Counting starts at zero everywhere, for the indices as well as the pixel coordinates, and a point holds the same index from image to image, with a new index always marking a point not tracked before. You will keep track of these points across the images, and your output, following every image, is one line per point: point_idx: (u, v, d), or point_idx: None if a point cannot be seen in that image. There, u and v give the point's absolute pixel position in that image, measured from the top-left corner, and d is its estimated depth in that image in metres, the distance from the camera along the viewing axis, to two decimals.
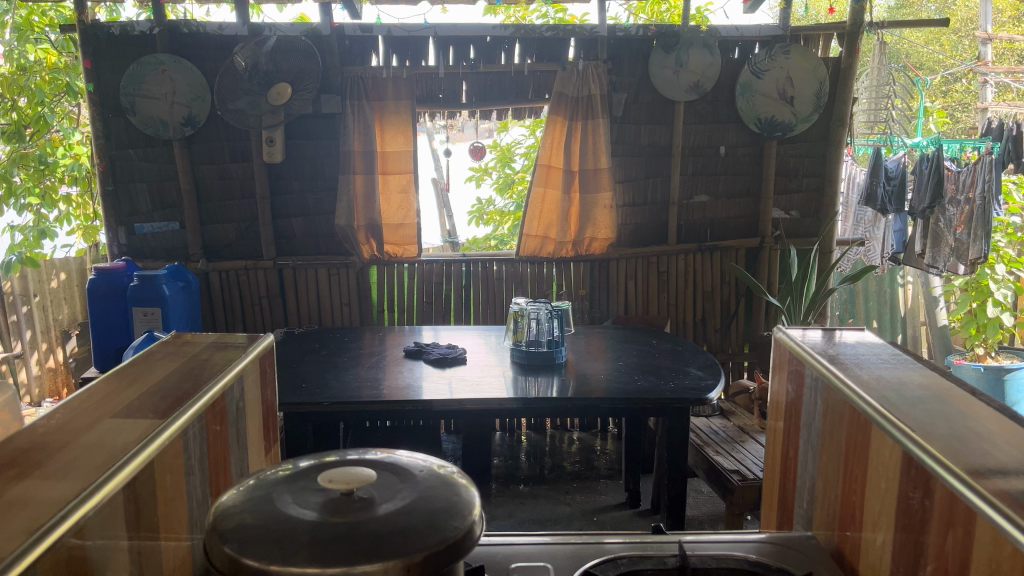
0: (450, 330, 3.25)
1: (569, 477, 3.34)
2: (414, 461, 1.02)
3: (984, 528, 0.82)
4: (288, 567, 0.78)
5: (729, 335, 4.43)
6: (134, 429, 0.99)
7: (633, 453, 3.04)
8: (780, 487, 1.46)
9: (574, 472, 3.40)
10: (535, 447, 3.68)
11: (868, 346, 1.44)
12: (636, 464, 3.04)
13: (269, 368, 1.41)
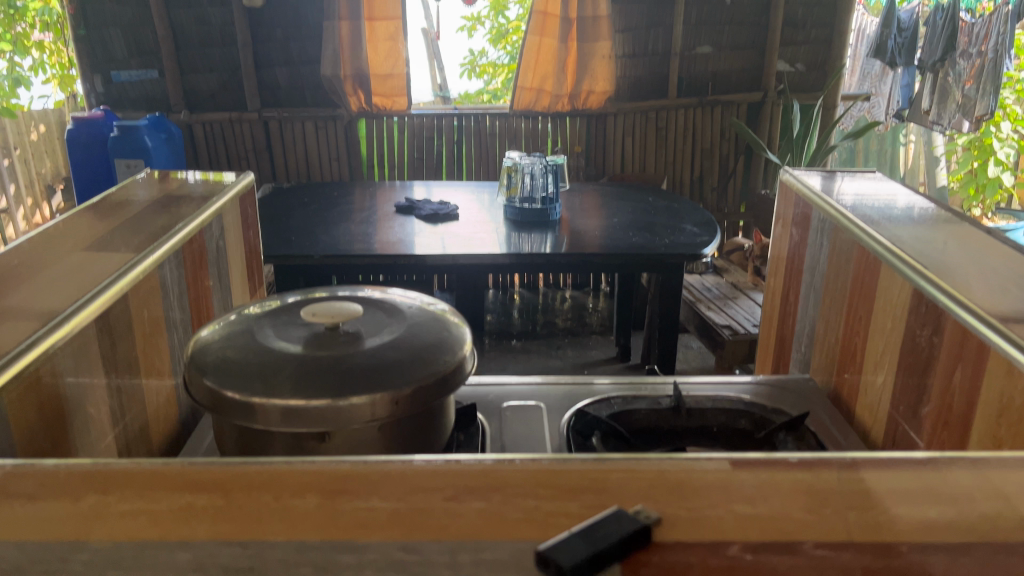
0: (443, 186, 3.09)
1: (561, 334, 3.34)
2: (402, 298, 0.98)
3: (996, 361, 0.78)
4: (271, 399, 0.75)
5: (729, 195, 4.33)
6: (106, 261, 0.93)
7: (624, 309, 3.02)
8: (777, 333, 1.44)
9: (566, 329, 3.40)
10: (528, 304, 3.67)
11: (878, 186, 1.36)
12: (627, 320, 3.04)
13: (250, 209, 1.34)
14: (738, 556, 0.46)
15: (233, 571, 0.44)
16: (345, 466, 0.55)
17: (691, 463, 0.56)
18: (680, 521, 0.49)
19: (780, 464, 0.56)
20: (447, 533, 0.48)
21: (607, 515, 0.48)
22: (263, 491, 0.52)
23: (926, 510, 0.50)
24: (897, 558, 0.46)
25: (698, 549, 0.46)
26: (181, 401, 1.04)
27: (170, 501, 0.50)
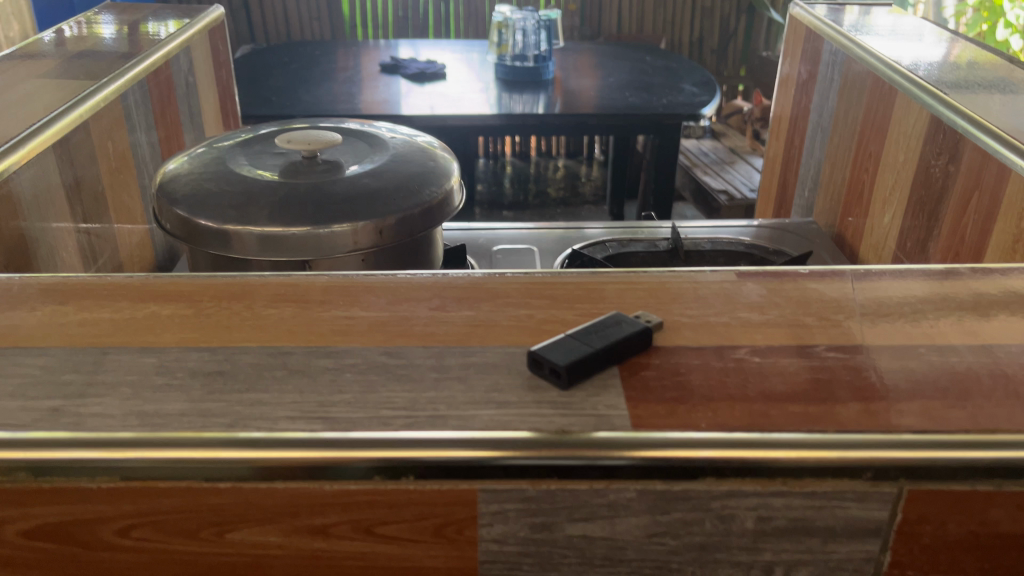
0: (428, 44, 2.83)
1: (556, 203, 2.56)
2: (385, 129, 0.91)
3: (1015, 186, 0.73)
4: (246, 226, 0.70)
5: (742, 58, 3.68)
6: (63, 88, 0.86)
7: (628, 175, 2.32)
8: (781, 178, 1.38)
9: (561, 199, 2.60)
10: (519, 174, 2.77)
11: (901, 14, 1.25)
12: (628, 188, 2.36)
13: (220, 46, 1.25)
14: (747, 358, 0.42)
15: (201, 375, 0.41)
16: (320, 278, 0.51)
17: (697, 274, 0.51)
18: (686, 326, 0.45)
19: (793, 274, 0.51)
20: (431, 338, 0.44)
21: (607, 318, 0.44)
22: (233, 301, 0.48)
23: (949, 314, 0.47)
24: (918, 360, 0.42)
25: (702, 353, 0.43)
26: (157, 243, 0.99)
27: (133, 310, 0.47)
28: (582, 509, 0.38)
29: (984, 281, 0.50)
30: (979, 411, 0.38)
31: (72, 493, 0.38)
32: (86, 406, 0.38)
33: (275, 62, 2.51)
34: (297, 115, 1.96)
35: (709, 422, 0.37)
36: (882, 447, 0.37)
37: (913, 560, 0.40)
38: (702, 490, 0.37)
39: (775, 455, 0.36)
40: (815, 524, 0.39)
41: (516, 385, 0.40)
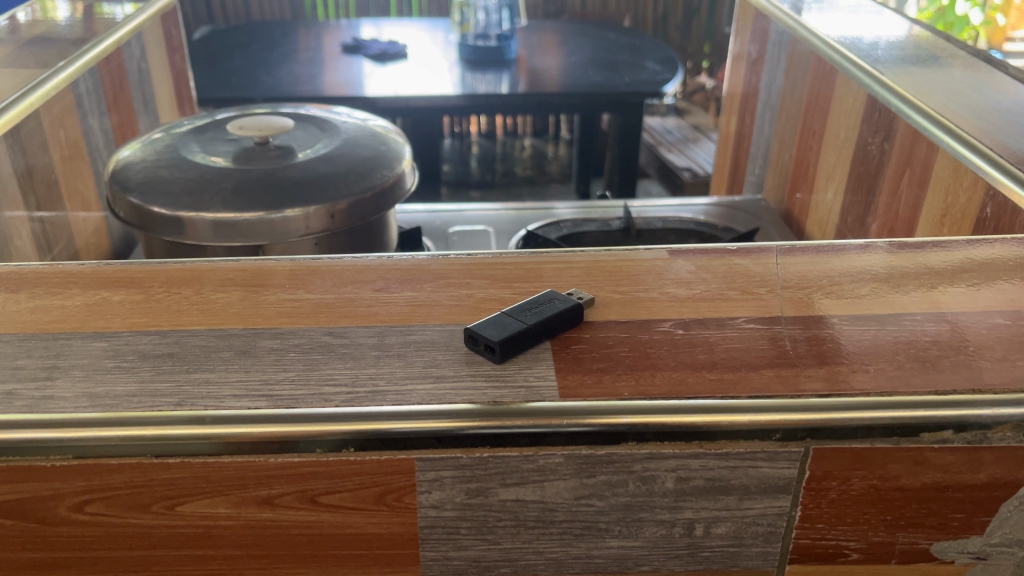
0: (390, 22, 2.81)
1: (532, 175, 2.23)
2: (341, 113, 0.92)
3: (942, 163, 0.76)
4: (199, 212, 0.71)
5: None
6: (12, 77, 0.86)
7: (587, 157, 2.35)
8: (734, 156, 1.41)
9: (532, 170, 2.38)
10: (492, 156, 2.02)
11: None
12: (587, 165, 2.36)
13: (174, 30, 1.27)
14: (672, 330, 0.45)
15: (152, 357, 0.42)
16: (268, 263, 0.52)
17: (633, 252, 0.54)
18: (618, 302, 0.48)
19: (725, 251, 0.54)
20: (374, 318, 0.46)
21: (542, 296, 0.46)
22: (183, 286, 0.49)
23: (863, 286, 0.50)
24: (829, 328, 0.46)
25: (630, 326, 0.45)
26: None
27: (85, 297, 0.48)
28: (514, 474, 0.40)
29: (900, 255, 0.53)
30: (880, 375, 0.42)
31: (29, 471, 0.39)
32: (39, 389, 0.40)
33: (235, 44, 2.48)
34: (257, 99, 1.94)
35: (631, 390, 0.40)
36: (789, 409, 0.40)
37: (822, 514, 0.43)
38: (626, 453, 0.40)
39: (690, 419, 0.39)
40: (731, 483, 0.42)
41: (453, 361, 0.42)
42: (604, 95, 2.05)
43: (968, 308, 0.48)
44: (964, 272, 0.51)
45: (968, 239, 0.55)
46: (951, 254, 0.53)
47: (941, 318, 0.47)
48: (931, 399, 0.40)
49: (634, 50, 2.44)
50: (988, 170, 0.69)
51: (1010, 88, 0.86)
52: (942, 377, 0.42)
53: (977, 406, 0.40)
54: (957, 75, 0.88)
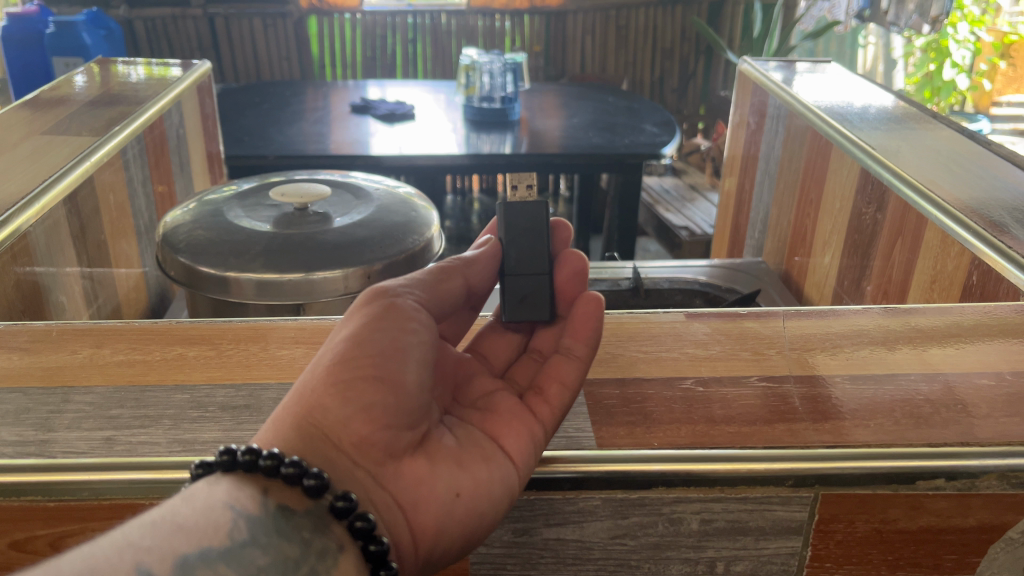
0: (396, 84, 2.91)
1: None
2: (368, 181, 0.98)
3: (931, 233, 0.81)
4: (245, 273, 0.77)
5: (703, 96, 3.65)
6: (67, 145, 0.92)
7: (585, 216, 2.41)
8: (735, 218, 1.48)
9: None
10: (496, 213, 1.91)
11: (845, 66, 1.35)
12: (587, 225, 2.43)
13: (207, 97, 1.34)
14: (693, 387, 0.51)
15: (230, 408, 0.48)
16: (322, 322, 0.57)
17: (653, 315, 0.59)
18: (642, 361, 0.53)
19: (734, 315, 0.59)
20: None
21: (532, 234, 0.51)
22: (250, 342, 0.55)
23: (861, 348, 0.55)
24: (829, 386, 0.51)
25: (655, 384, 0.51)
26: (151, 283, 1.04)
27: (162, 351, 0.53)
28: (556, 515, 0.47)
29: (893, 318, 0.59)
30: (879, 428, 0.47)
31: (125, 508, 0.44)
32: (134, 436, 0.45)
33: (247, 103, 2.56)
34: (269, 156, 2.01)
35: (660, 440, 0.46)
36: (800, 459, 0.45)
37: (830, 553, 0.49)
38: (656, 497, 0.46)
39: (714, 467, 0.45)
40: (748, 525, 0.48)
41: (500, 391, 0.49)
42: (604, 157, 2.12)
43: (955, 368, 0.53)
44: (951, 335, 0.56)
45: (958, 305, 0.61)
46: (938, 317, 0.59)
47: (932, 378, 0.52)
48: (926, 450, 0.46)
49: (632, 113, 2.53)
50: (973, 241, 0.74)
51: (998, 163, 0.91)
52: (942, 432, 0.47)
53: (965, 457, 0.46)
54: (942, 149, 0.95)
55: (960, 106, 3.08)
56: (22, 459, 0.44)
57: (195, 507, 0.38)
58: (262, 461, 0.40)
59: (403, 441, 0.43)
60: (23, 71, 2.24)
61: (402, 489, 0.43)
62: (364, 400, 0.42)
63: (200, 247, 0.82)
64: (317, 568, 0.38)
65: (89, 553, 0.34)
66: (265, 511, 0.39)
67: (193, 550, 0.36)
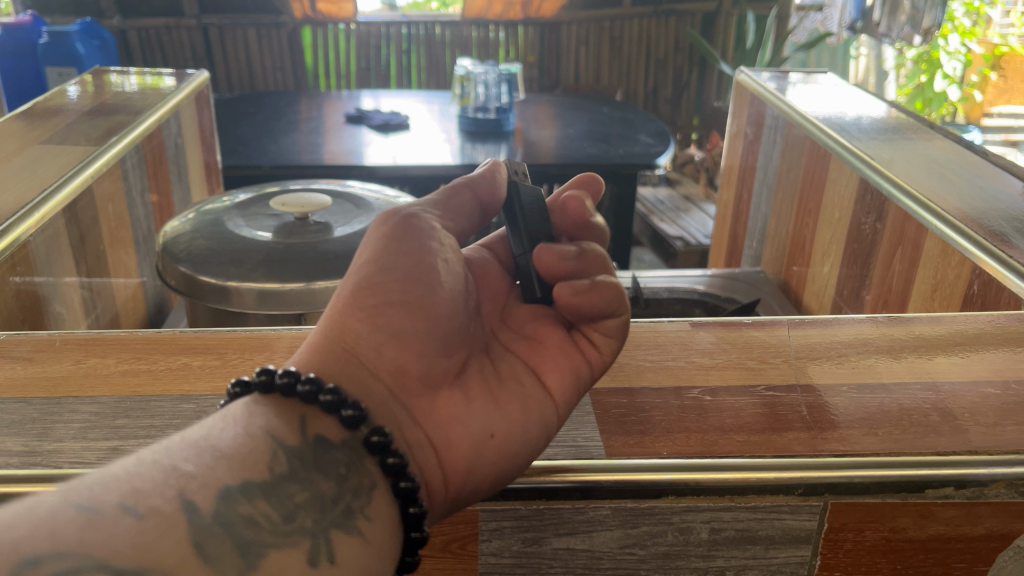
0: (391, 95, 2.92)
1: None
2: (368, 190, 0.98)
3: (931, 242, 0.81)
4: (246, 284, 0.77)
5: (697, 107, 3.64)
6: (67, 154, 0.92)
7: None
8: (732, 229, 1.48)
9: None
10: None
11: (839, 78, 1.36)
12: None
13: (204, 107, 1.34)
14: (700, 396, 0.50)
15: None
16: None
17: (657, 323, 0.59)
18: (648, 370, 0.53)
19: (738, 324, 0.59)
20: None
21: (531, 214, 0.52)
22: (255, 352, 0.54)
23: (866, 357, 0.55)
24: (834, 396, 0.51)
25: (664, 393, 0.51)
26: (148, 294, 1.04)
27: (166, 362, 0.53)
28: (565, 525, 0.47)
29: (895, 327, 0.59)
30: (887, 436, 0.47)
31: None
32: (141, 445, 0.45)
33: (242, 114, 2.56)
34: (263, 167, 2.00)
35: (669, 450, 0.46)
36: (809, 468, 0.45)
37: (839, 564, 0.49)
38: (665, 506, 0.46)
39: (723, 476, 0.45)
40: (758, 534, 0.48)
41: (543, 322, 0.51)
42: (599, 167, 2.12)
43: (960, 378, 0.53)
44: (954, 344, 0.57)
45: (961, 314, 0.61)
46: (940, 327, 0.59)
47: (932, 388, 0.52)
48: (933, 459, 0.46)
49: (627, 123, 2.54)
50: (973, 249, 0.75)
51: (997, 174, 0.91)
52: (951, 439, 0.47)
53: (972, 466, 0.46)
54: (940, 158, 0.95)
55: (951, 118, 3.10)
56: (27, 469, 0.43)
57: (236, 432, 0.40)
58: (300, 386, 0.42)
59: (436, 373, 0.45)
60: (16, 83, 2.22)
61: (437, 422, 0.44)
62: (394, 326, 0.44)
63: (200, 257, 0.81)
64: (352, 506, 0.40)
65: (135, 472, 0.36)
66: (304, 441, 0.40)
67: (236, 483, 0.37)
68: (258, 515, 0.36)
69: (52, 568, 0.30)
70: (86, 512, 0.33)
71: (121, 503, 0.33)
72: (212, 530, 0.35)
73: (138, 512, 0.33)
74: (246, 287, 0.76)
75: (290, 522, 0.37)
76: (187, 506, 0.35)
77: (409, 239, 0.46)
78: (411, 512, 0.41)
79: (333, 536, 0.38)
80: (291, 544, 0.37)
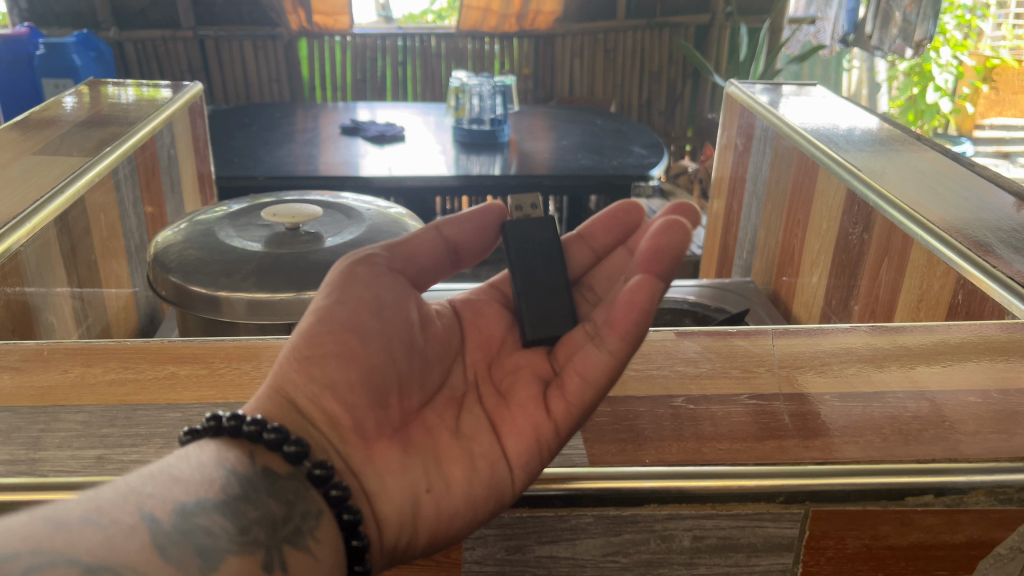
0: (386, 106, 2.93)
1: None
2: (360, 201, 0.99)
3: (917, 253, 0.82)
4: (236, 293, 0.77)
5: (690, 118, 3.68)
6: (59, 165, 0.92)
7: None
8: (723, 238, 1.49)
9: None
10: None
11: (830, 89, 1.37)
12: None
13: (198, 118, 1.35)
14: (682, 405, 0.51)
15: None
16: None
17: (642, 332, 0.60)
18: (633, 379, 0.54)
19: (723, 333, 0.60)
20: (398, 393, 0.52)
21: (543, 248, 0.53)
22: (243, 361, 0.55)
23: (849, 366, 0.56)
24: (818, 403, 0.51)
25: (647, 402, 0.51)
26: (140, 304, 1.04)
27: (153, 371, 0.53)
28: (548, 533, 0.47)
29: (881, 336, 0.59)
30: (869, 444, 0.48)
31: None
32: (125, 454, 0.45)
33: (237, 125, 2.57)
34: (258, 177, 2.01)
35: (652, 457, 0.46)
36: (790, 475, 0.46)
37: (821, 569, 0.50)
38: (647, 514, 0.47)
39: (705, 483, 0.45)
40: (740, 541, 0.48)
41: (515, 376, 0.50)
42: (593, 178, 2.12)
43: (943, 387, 0.53)
44: (938, 353, 0.57)
45: (947, 323, 0.61)
46: (926, 336, 0.59)
47: (919, 396, 0.52)
48: (914, 466, 0.46)
49: (620, 135, 2.55)
50: (958, 260, 0.75)
51: (989, 190, 0.91)
52: (936, 447, 0.47)
53: (953, 474, 0.46)
54: (927, 172, 0.96)
55: (943, 130, 3.11)
56: (12, 478, 0.44)
57: (188, 464, 0.40)
58: (245, 427, 0.43)
59: (375, 427, 0.45)
60: (12, 93, 2.23)
61: (372, 475, 0.45)
62: (328, 377, 0.45)
63: (191, 267, 0.82)
64: (301, 527, 0.40)
65: (98, 493, 0.36)
66: (253, 469, 0.41)
67: (191, 499, 0.37)
68: (214, 527, 0.37)
69: (14, 568, 0.30)
70: (51, 524, 0.33)
71: (84, 518, 0.34)
72: (174, 538, 0.35)
73: (104, 522, 0.34)
74: (236, 297, 0.77)
75: (245, 534, 0.37)
76: (148, 517, 0.35)
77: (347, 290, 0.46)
78: (354, 545, 0.42)
79: (285, 550, 0.38)
80: (248, 552, 0.37)
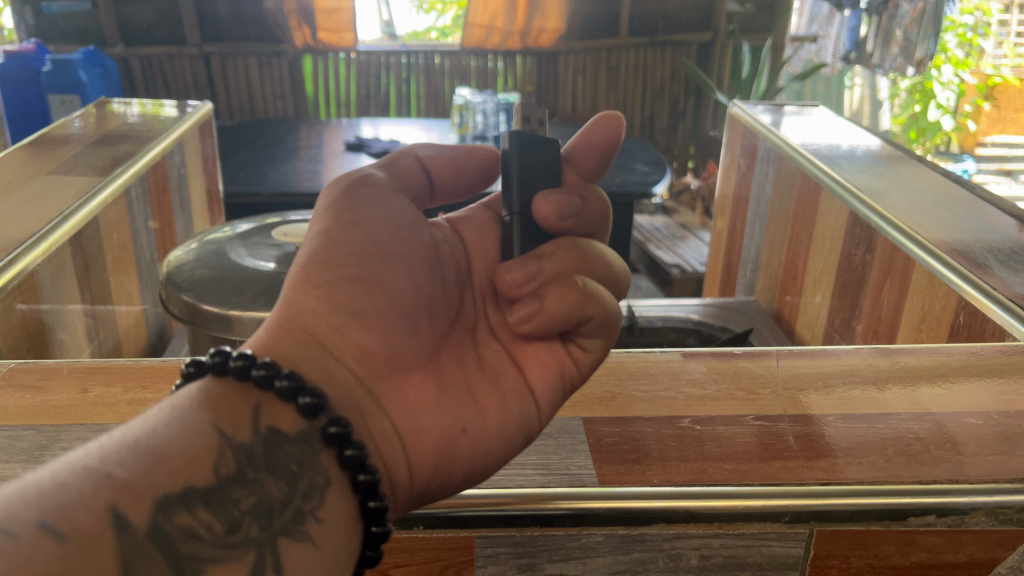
0: (391, 124, 2.95)
1: None
2: None
3: (919, 275, 0.83)
4: (248, 312, 0.78)
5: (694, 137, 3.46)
6: (72, 185, 0.94)
7: None
8: (726, 258, 1.51)
9: None
10: None
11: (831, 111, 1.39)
12: None
13: (207, 138, 1.37)
14: (689, 426, 0.52)
15: None
16: None
17: (649, 353, 0.61)
18: (639, 401, 0.55)
19: (727, 354, 0.61)
20: None
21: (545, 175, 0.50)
22: None
23: (853, 388, 0.57)
24: (823, 425, 0.52)
25: (656, 422, 0.52)
26: (150, 321, 1.05)
27: (169, 389, 0.54)
28: (559, 551, 0.48)
29: (884, 357, 0.60)
30: (871, 465, 0.49)
31: None
32: None
33: (242, 141, 2.59)
34: (263, 194, 2.02)
35: (660, 477, 0.47)
36: (795, 496, 0.47)
37: None
38: (656, 533, 0.48)
39: (713, 503, 0.46)
40: (745, 561, 0.49)
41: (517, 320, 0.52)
42: None
43: (945, 408, 0.54)
44: (938, 374, 0.58)
45: (948, 345, 0.62)
46: (927, 357, 0.60)
47: (922, 418, 0.53)
48: (917, 488, 0.47)
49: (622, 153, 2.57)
50: (959, 282, 0.76)
51: (989, 211, 0.92)
52: (938, 469, 0.49)
53: (955, 497, 0.47)
54: (926, 191, 0.97)
55: None
56: None
57: (178, 428, 0.38)
58: (255, 371, 0.41)
59: (403, 357, 0.46)
60: (19, 111, 2.25)
61: (401, 410, 0.45)
62: (357, 304, 0.45)
63: (203, 286, 0.83)
64: (302, 509, 0.39)
65: (62, 482, 0.34)
66: (254, 438, 0.40)
67: (175, 489, 0.36)
68: (198, 527, 0.36)
69: None
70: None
71: (40, 524, 0.32)
72: (145, 546, 0.34)
73: (60, 533, 0.32)
74: (248, 315, 0.78)
75: (234, 532, 0.37)
76: (117, 519, 0.34)
77: (370, 216, 0.47)
78: (370, 506, 0.41)
79: (280, 544, 0.37)
80: (232, 557, 0.36)
